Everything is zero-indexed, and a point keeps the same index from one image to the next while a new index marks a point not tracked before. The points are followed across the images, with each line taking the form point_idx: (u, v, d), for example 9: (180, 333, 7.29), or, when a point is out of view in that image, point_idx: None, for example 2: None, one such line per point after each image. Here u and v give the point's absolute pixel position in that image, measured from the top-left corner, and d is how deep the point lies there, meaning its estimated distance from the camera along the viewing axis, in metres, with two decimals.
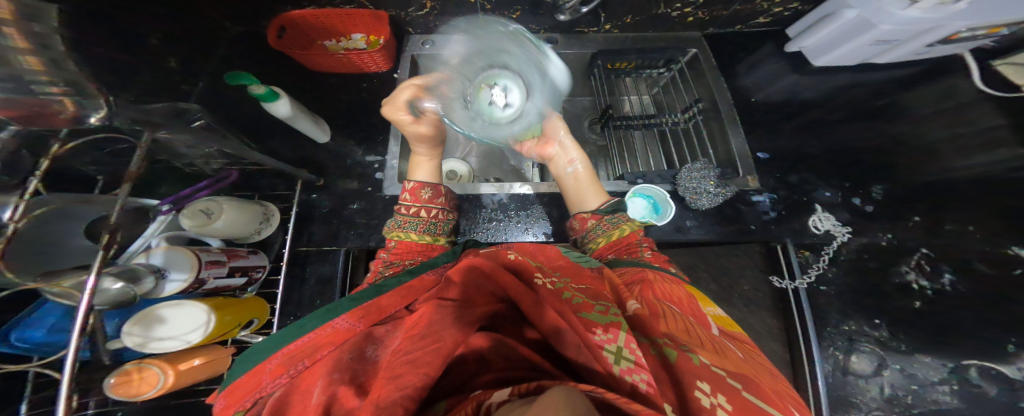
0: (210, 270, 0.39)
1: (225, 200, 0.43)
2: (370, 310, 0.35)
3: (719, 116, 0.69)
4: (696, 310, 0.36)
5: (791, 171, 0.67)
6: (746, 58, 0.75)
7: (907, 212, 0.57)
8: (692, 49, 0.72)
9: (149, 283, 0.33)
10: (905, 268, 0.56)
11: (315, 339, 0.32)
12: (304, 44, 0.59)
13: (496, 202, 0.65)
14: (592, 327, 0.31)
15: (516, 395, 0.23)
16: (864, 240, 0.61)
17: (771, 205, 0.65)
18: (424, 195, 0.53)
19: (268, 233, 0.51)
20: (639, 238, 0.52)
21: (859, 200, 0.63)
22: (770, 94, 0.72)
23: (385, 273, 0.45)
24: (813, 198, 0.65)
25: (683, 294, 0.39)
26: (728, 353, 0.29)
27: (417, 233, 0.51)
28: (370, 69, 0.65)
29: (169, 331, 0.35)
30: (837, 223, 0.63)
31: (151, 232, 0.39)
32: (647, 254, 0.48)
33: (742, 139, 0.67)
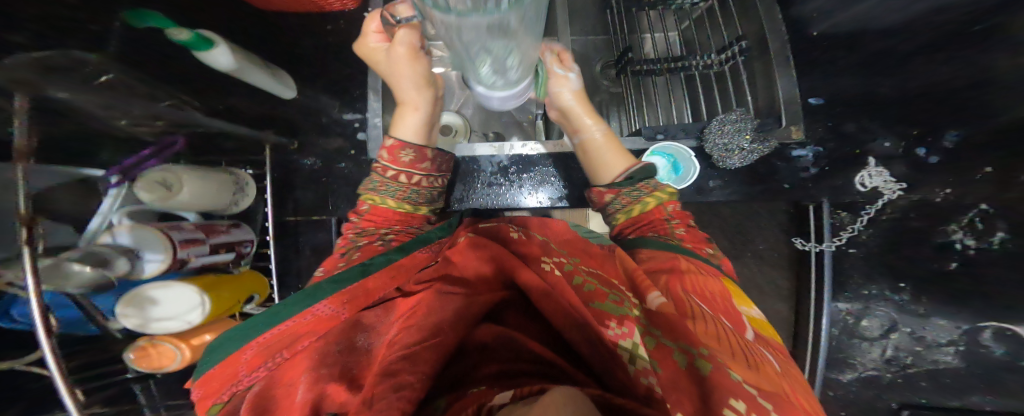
0: (189, 249, 0.39)
1: (182, 169, 0.41)
2: (357, 295, 0.32)
3: (764, 54, 0.56)
4: (730, 308, 0.30)
5: (848, 118, 0.58)
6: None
7: (980, 162, 0.44)
8: None
9: (122, 264, 0.33)
10: (953, 227, 0.47)
11: (296, 327, 0.29)
12: None
13: (496, 164, 0.60)
14: (605, 320, 0.28)
15: (517, 400, 0.18)
16: (914, 198, 0.52)
17: (814, 160, 0.61)
18: (403, 158, 0.48)
19: (247, 203, 0.51)
20: (665, 214, 0.45)
21: (923, 151, 0.51)
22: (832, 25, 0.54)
23: (360, 244, 0.41)
24: (868, 150, 0.57)
25: (720, 289, 0.33)
26: (761, 363, 0.23)
27: (394, 201, 0.46)
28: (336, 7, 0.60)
29: (163, 312, 0.37)
30: (889, 179, 0.56)
31: (108, 208, 0.38)
32: (678, 233, 0.42)
33: (792, 81, 0.55)
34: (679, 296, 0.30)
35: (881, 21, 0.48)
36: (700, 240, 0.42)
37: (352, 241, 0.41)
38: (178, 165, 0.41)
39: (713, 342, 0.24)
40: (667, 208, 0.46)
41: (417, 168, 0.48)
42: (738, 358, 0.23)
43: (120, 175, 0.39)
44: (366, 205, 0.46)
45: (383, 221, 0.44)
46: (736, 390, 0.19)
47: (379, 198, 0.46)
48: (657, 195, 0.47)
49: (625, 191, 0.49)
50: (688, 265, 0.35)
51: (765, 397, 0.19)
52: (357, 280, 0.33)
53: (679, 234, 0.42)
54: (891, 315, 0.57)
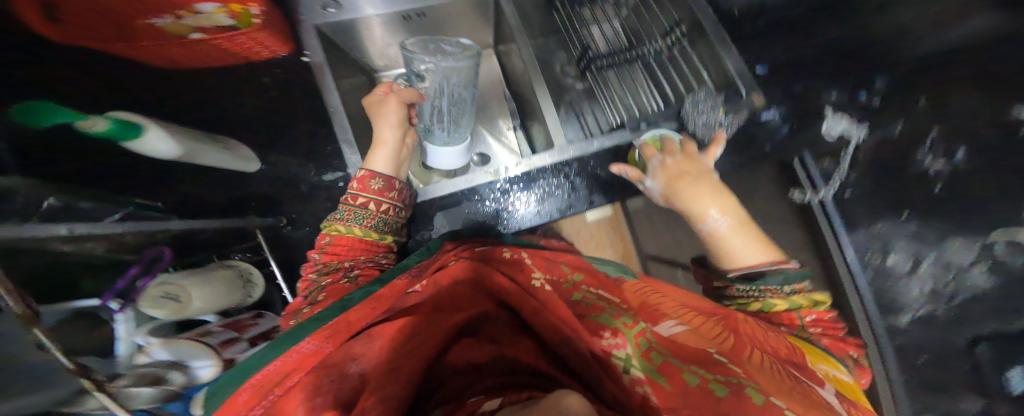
0: (228, 348, 0.44)
1: (185, 281, 0.47)
2: (337, 329, 0.29)
3: (704, 36, 0.57)
4: (774, 367, 0.28)
5: (795, 79, 0.59)
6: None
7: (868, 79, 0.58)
8: None
9: (178, 376, 0.38)
10: (923, 156, 0.55)
11: (282, 366, 0.27)
12: (125, 19, 0.43)
13: (496, 189, 0.61)
14: (599, 331, 0.31)
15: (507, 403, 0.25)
16: (879, 135, 0.57)
17: (782, 119, 0.58)
18: (375, 186, 0.47)
19: (255, 291, 0.59)
20: (799, 325, 0.40)
21: (865, 94, 0.58)
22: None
23: (327, 281, 0.43)
24: (822, 100, 0.58)
25: (777, 347, 0.32)
26: (814, 402, 0.24)
27: (361, 229, 0.47)
28: (265, 52, 0.55)
29: (174, 360, 0.39)
30: (853, 122, 0.57)
31: (123, 334, 0.41)
32: (808, 324, 0.40)
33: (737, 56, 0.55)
34: (741, 349, 0.30)
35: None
36: (841, 341, 0.39)
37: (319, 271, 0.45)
38: (177, 279, 0.47)
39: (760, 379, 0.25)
40: (805, 316, 0.40)
41: (387, 197, 0.48)
42: (789, 389, 0.24)
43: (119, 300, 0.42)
44: (328, 235, 0.47)
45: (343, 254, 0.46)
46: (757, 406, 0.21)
47: (345, 227, 0.46)
48: (803, 299, 0.41)
49: (776, 285, 0.40)
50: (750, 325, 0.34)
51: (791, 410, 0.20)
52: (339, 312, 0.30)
53: (807, 324, 0.40)
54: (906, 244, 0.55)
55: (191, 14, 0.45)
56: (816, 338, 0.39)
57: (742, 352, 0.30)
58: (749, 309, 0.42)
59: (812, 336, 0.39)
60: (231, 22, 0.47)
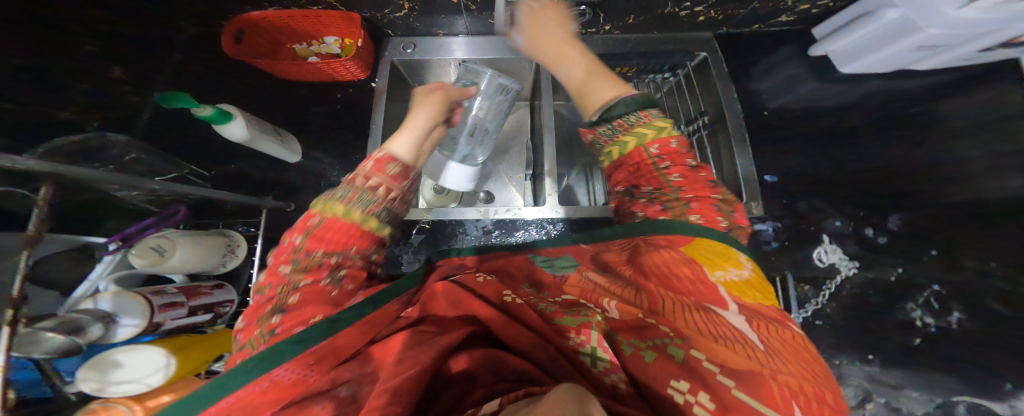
0: (164, 313, 0.43)
1: (179, 237, 0.46)
2: (323, 354, 0.28)
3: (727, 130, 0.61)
4: (696, 279, 0.29)
5: (800, 197, 0.62)
6: (761, 62, 0.67)
7: (921, 244, 0.49)
8: (703, 52, 0.65)
9: (97, 331, 0.36)
10: (911, 305, 0.50)
11: (251, 398, 0.24)
12: (270, 47, 0.55)
13: (480, 228, 0.61)
14: (565, 332, 0.29)
15: (507, 403, 0.20)
16: (870, 275, 0.55)
17: (774, 234, 0.63)
18: (399, 161, 0.47)
19: (233, 263, 0.54)
20: (649, 155, 0.41)
21: (871, 231, 0.56)
22: (784, 104, 0.66)
23: (302, 282, 0.31)
24: (821, 228, 0.60)
25: (682, 241, 0.33)
26: (742, 343, 0.23)
27: None
28: (347, 77, 0.63)
29: (108, 313, 0.38)
30: (844, 256, 0.58)
31: (97, 274, 0.42)
32: (673, 182, 0.39)
33: (750, 161, 0.58)
34: (663, 275, 0.30)
35: (825, 100, 0.63)
36: (711, 210, 0.38)
37: (288, 255, 0.31)
38: (171, 232, 0.46)
39: (687, 327, 0.25)
40: (673, 142, 0.41)
41: None
42: (709, 333, 0.24)
43: (118, 242, 0.44)
44: (328, 207, 0.37)
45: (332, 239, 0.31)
46: (698, 373, 0.21)
47: (351, 201, 0.38)
48: (645, 130, 0.41)
49: (604, 128, 0.44)
50: (648, 240, 0.35)
51: (725, 371, 0.20)
52: (326, 336, 0.28)
53: (675, 183, 0.40)
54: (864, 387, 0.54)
55: (317, 42, 0.57)
56: (678, 187, 0.39)
57: (667, 280, 0.30)
58: (614, 185, 0.46)
59: (667, 204, 0.39)
60: (338, 51, 0.58)
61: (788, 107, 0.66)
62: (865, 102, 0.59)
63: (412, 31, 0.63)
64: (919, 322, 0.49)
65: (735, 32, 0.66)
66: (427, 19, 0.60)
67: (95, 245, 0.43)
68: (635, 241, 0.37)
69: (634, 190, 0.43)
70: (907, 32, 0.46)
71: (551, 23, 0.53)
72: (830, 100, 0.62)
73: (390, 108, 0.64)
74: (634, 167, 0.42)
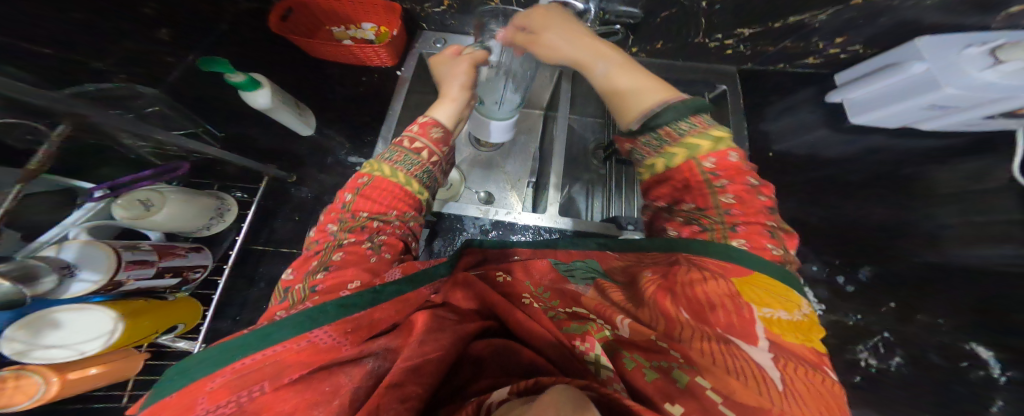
0: (131, 271, 0.42)
1: (171, 193, 0.45)
2: (360, 325, 0.28)
3: None
4: (735, 311, 0.26)
5: None
6: (781, 101, 0.69)
7: (884, 298, 0.50)
8: (722, 86, 0.70)
9: (47, 283, 0.34)
10: (860, 347, 0.50)
11: (284, 356, 0.23)
12: (312, 28, 0.62)
13: (478, 226, 0.61)
14: (571, 340, 0.28)
15: (515, 394, 0.20)
16: (834, 318, 0.56)
17: None
18: (434, 135, 0.48)
19: (218, 228, 0.53)
20: (700, 171, 0.37)
21: (842, 279, 0.57)
22: (792, 147, 0.68)
23: (348, 240, 0.37)
24: (800, 271, 0.62)
25: (734, 271, 0.29)
26: (743, 374, 0.21)
27: (406, 175, 0.43)
28: (373, 62, 0.65)
29: (69, 263, 0.37)
30: (812, 298, 0.59)
31: (72, 220, 0.40)
32: (721, 202, 0.35)
33: None
34: (695, 299, 0.28)
35: (831, 151, 0.62)
36: (761, 235, 0.33)
37: (342, 222, 0.39)
38: (162, 187, 0.45)
39: (696, 356, 0.23)
40: (704, 162, 0.37)
41: (440, 150, 0.48)
42: (722, 362, 0.22)
43: (104, 191, 0.43)
44: (369, 176, 0.43)
45: (377, 199, 0.40)
46: (700, 401, 0.20)
47: (390, 169, 0.43)
48: (698, 141, 0.38)
49: (645, 140, 0.42)
50: (693, 260, 0.32)
51: (728, 402, 0.19)
52: (367, 307, 0.28)
53: (723, 206, 0.35)
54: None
55: (354, 28, 0.63)
56: (724, 209, 0.35)
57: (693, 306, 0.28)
58: (654, 199, 0.43)
59: (707, 226, 0.36)
60: (373, 37, 0.62)
61: (794, 152, 0.68)
62: (865, 159, 0.57)
63: (445, 27, 0.65)
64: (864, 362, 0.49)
65: (760, 69, 0.70)
66: (461, 17, 0.62)
67: (80, 190, 0.41)
68: (676, 257, 0.35)
69: (674, 206, 0.40)
70: (925, 89, 0.44)
71: (560, 35, 0.47)
72: (830, 152, 0.62)
73: (410, 98, 0.64)
74: (681, 182, 0.38)
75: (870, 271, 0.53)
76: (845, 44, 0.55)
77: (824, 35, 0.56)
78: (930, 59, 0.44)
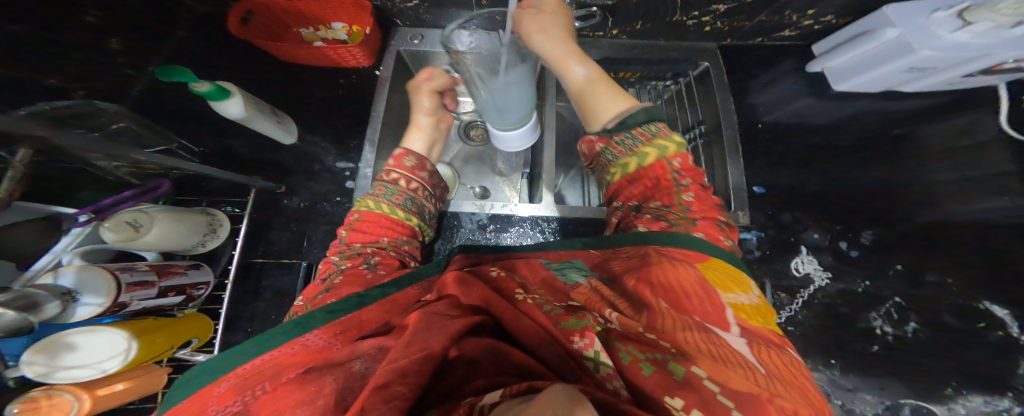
0: (133, 292, 0.41)
1: (158, 213, 0.44)
2: (349, 325, 0.28)
3: (722, 141, 0.62)
4: (704, 297, 0.28)
5: (785, 209, 0.62)
6: (762, 75, 0.67)
7: (890, 260, 0.50)
8: (704, 62, 0.66)
9: (52, 308, 0.34)
10: (873, 314, 0.49)
11: (279, 359, 0.25)
12: (278, 32, 0.59)
13: (475, 222, 0.61)
14: (569, 335, 0.27)
15: (508, 397, 0.19)
16: (840, 286, 0.54)
17: (757, 243, 0.61)
18: (409, 164, 0.48)
19: (212, 243, 0.53)
20: (671, 170, 0.42)
21: (845, 244, 0.55)
22: (780, 118, 0.65)
23: (349, 265, 0.38)
24: (800, 239, 0.60)
25: (696, 259, 0.32)
26: (733, 362, 0.21)
27: (389, 206, 0.44)
28: (349, 62, 0.64)
29: (69, 289, 0.36)
30: (818, 267, 0.57)
31: (63, 247, 0.40)
32: (685, 199, 0.40)
33: (741, 170, 0.60)
34: (671, 290, 0.29)
35: (819, 118, 0.61)
36: (715, 230, 0.38)
37: (344, 251, 0.41)
38: (148, 207, 0.44)
39: (691, 346, 0.23)
40: (673, 160, 0.42)
41: (416, 175, 0.48)
42: (710, 351, 0.22)
43: (89, 213, 0.41)
44: (359, 212, 0.45)
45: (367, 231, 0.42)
46: (699, 391, 0.19)
47: (376, 203, 0.45)
48: (666, 143, 0.43)
49: (618, 139, 0.44)
50: (662, 252, 0.34)
51: (726, 392, 0.19)
52: (354, 308, 0.30)
53: (685, 202, 0.40)
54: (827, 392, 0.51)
55: (324, 28, 0.61)
56: (687, 206, 0.40)
57: (674, 296, 0.28)
58: (626, 201, 0.45)
59: (673, 222, 0.39)
60: (346, 37, 0.61)
61: (781, 122, 0.65)
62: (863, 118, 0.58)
63: (420, 21, 0.64)
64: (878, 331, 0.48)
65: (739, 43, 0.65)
66: (435, 11, 0.60)
67: (64, 216, 0.41)
68: (643, 250, 0.36)
69: (642, 205, 0.43)
70: (901, 53, 0.45)
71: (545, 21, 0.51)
72: (823, 118, 0.61)
73: (392, 98, 0.63)
74: (652, 179, 0.42)
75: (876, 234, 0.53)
76: (818, 15, 0.54)
77: (797, 6, 0.53)
78: (902, 25, 0.44)
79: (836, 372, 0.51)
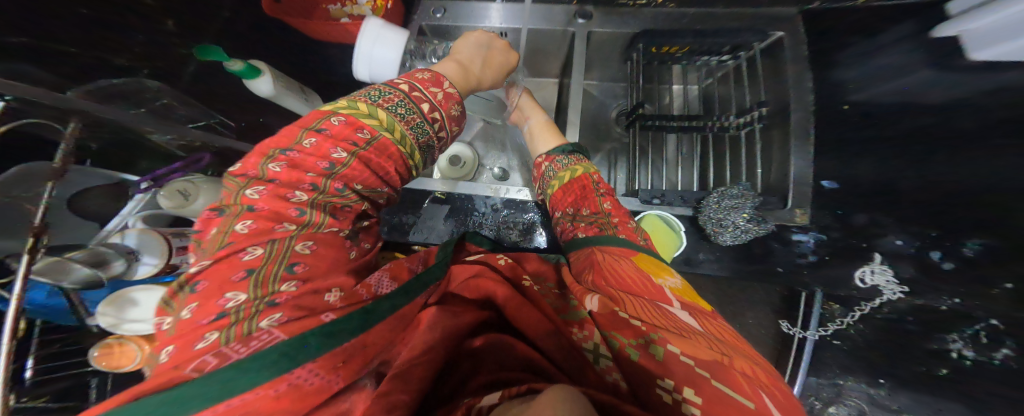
0: (181, 255, 0.46)
1: (204, 183, 0.48)
2: (353, 355, 0.24)
3: (786, 125, 0.53)
4: (643, 283, 0.30)
5: (855, 209, 0.52)
6: (861, 44, 0.52)
7: (996, 277, 0.41)
8: (777, 32, 0.56)
9: (118, 266, 0.39)
10: (952, 335, 0.46)
11: (260, 403, 0.19)
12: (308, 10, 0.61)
13: (489, 206, 0.59)
14: (569, 326, 0.29)
15: (507, 398, 0.19)
16: (918, 302, 0.48)
17: (814, 248, 0.55)
18: (453, 112, 0.41)
19: None
20: (597, 184, 0.46)
21: (938, 255, 0.46)
22: (874, 97, 0.50)
23: (329, 228, 0.30)
24: (875, 245, 0.51)
25: (629, 252, 0.34)
26: (685, 331, 0.25)
27: (410, 146, 0.37)
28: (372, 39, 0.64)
29: (132, 250, 0.42)
30: (892, 279, 0.50)
31: (129, 211, 0.46)
32: (604, 208, 0.42)
33: (807, 162, 0.51)
34: (621, 280, 0.31)
35: None
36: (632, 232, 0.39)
37: (318, 191, 0.30)
38: (195, 177, 0.49)
39: (659, 326, 0.25)
40: (593, 176, 0.47)
41: (451, 126, 0.42)
42: (679, 332, 0.24)
43: (149, 182, 0.47)
44: (371, 132, 0.34)
45: (374, 173, 0.34)
46: (687, 369, 0.22)
47: (399, 133, 0.36)
48: (587, 166, 0.50)
49: (559, 159, 0.52)
50: (603, 250, 0.35)
51: (699, 364, 0.22)
52: (356, 334, 0.24)
53: (606, 211, 0.42)
54: (862, 408, 0.56)
55: (350, 4, 0.63)
56: (607, 214, 0.42)
57: (626, 284, 0.30)
58: (563, 211, 0.46)
59: (602, 228, 0.40)
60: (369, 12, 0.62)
61: (876, 103, 0.50)
62: None
63: None
64: (955, 354, 0.46)
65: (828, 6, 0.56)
66: None
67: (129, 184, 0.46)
68: (588, 250, 0.37)
69: (575, 213, 0.44)
70: None
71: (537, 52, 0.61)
72: (933, 96, 0.44)
73: None
74: (580, 188, 0.46)
75: (986, 244, 0.41)
76: None
77: None
78: None
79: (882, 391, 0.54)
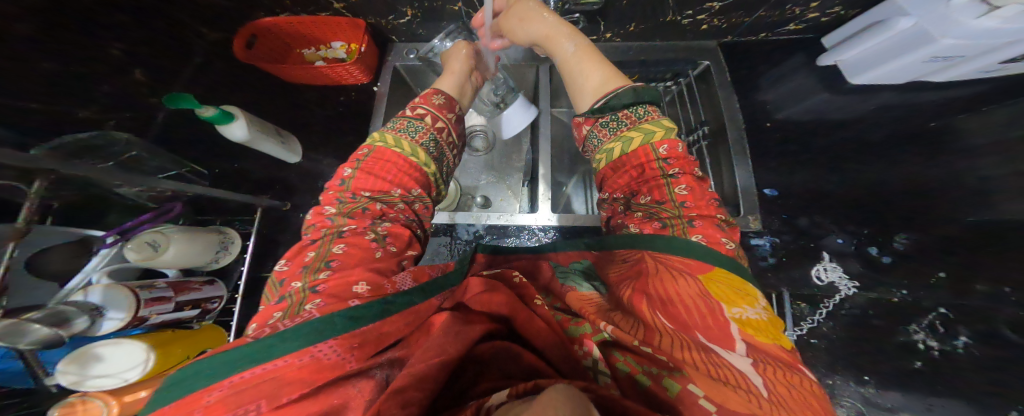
0: (151, 307, 0.43)
1: (173, 232, 0.46)
2: (367, 338, 0.25)
3: (726, 141, 0.60)
4: (704, 310, 0.26)
5: (801, 213, 0.58)
6: (770, 71, 0.63)
7: (928, 268, 0.47)
8: (704, 61, 0.63)
9: (81, 323, 0.37)
10: (914, 326, 0.47)
11: (285, 371, 0.21)
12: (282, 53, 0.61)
13: (472, 233, 0.60)
14: (572, 341, 0.29)
15: (514, 397, 0.19)
16: (872, 296, 0.51)
17: (771, 250, 0.58)
18: (435, 102, 0.48)
19: (226, 260, 0.54)
20: (655, 156, 0.39)
21: (876, 250, 0.52)
22: (793, 115, 0.61)
23: (349, 228, 0.35)
24: (822, 244, 0.56)
25: (700, 268, 0.29)
26: (727, 376, 0.21)
27: (410, 147, 0.43)
28: (348, 80, 0.66)
29: (97, 305, 0.39)
30: (844, 275, 0.53)
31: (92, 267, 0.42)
32: (677, 194, 0.37)
33: (749, 173, 0.57)
34: (670, 300, 0.28)
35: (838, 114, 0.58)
36: (715, 230, 0.33)
37: (342, 203, 0.38)
38: (166, 227, 0.46)
39: (690, 365, 0.23)
40: (657, 148, 0.40)
41: (444, 114, 0.48)
42: (717, 374, 0.22)
43: (116, 236, 0.44)
44: (370, 148, 0.43)
45: (380, 176, 0.40)
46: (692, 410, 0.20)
47: (394, 139, 0.43)
48: (653, 127, 0.41)
49: (604, 122, 0.44)
50: (658, 258, 0.31)
51: (720, 410, 0.19)
52: (376, 319, 0.26)
53: (677, 197, 0.37)
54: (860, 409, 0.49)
55: (324, 47, 0.64)
56: (679, 202, 0.36)
57: (673, 308, 0.27)
58: (613, 193, 0.43)
59: (667, 222, 0.35)
60: (344, 55, 0.64)
61: (796, 119, 0.61)
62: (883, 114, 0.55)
63: (414, 37, 0.68)
64: (922, 345, 0.46)
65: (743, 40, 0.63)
66: (431, 25, 0.65)
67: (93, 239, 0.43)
68: (638, 255, 0.33)
69: (631, 201, 0.40)
70: (920, 42, 0.43)
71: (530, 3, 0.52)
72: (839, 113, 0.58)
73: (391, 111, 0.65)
74: (637, 167, 0.41)
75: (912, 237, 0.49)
76: (822, 7, 0.52)
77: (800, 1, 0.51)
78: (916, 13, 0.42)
79: (871, 389, 0.49)
